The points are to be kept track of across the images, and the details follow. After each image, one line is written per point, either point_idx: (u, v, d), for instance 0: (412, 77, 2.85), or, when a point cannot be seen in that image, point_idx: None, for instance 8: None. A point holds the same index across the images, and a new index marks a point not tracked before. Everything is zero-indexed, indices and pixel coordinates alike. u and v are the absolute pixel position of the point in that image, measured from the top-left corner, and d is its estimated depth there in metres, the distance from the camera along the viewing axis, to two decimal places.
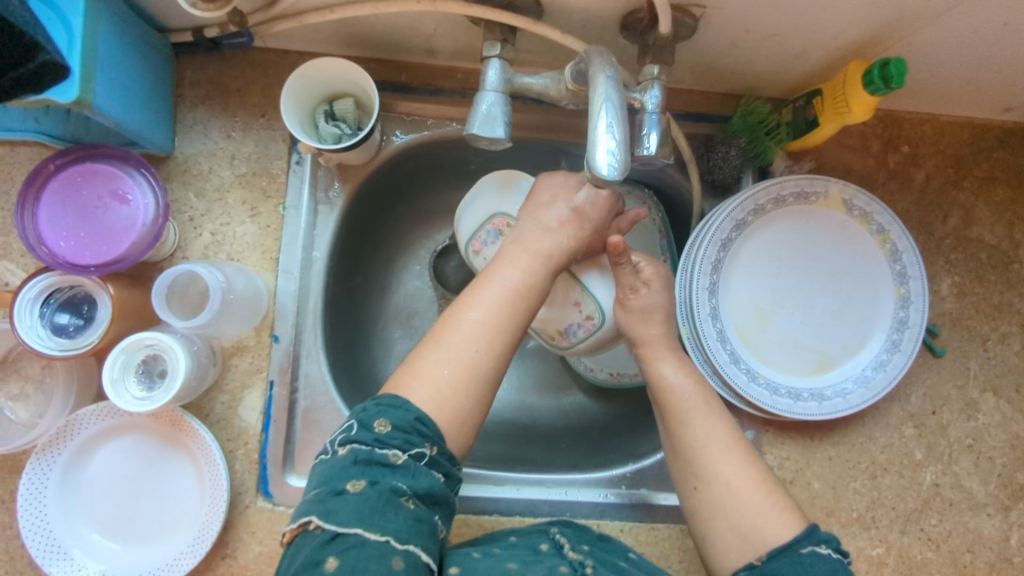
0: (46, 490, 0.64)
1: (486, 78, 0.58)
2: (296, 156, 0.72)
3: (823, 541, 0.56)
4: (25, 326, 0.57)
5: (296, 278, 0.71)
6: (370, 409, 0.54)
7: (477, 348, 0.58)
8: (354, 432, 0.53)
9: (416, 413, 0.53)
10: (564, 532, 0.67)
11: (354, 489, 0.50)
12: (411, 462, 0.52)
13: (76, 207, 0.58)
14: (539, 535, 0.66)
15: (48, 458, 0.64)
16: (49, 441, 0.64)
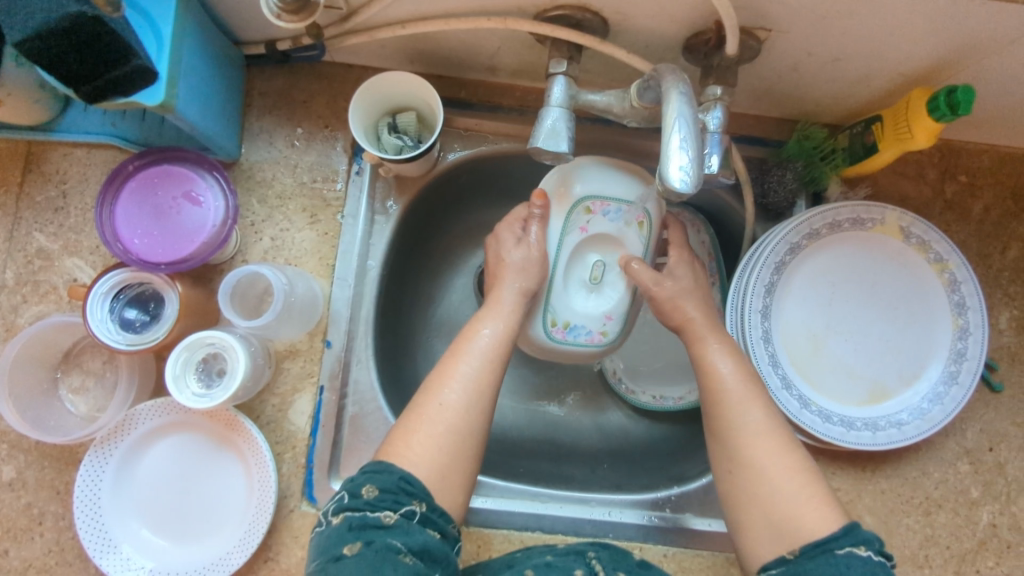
0: (102, 483, 0.65)
1: (552, 94, 0.60)
2: (356, 166, 0.74)
3: (864, 543, 0.53)
4: (96, 320, 0.59)
5: (350, 286, 0.73)
6: (358, 478, 0.56)
7: (475, 379, 0.61)
8: (346, 501, 0.55)
9: (401, 473, 0.56)
10: (601, 556, 0.65)
11: (352, 552, 0.51)
12: (402, 521, 0.53)
13: (151, 207, 0.61)
14: (575, 559, 0.64)
15: (105, 451, 0.65)
16: (107, 435, 0.65)
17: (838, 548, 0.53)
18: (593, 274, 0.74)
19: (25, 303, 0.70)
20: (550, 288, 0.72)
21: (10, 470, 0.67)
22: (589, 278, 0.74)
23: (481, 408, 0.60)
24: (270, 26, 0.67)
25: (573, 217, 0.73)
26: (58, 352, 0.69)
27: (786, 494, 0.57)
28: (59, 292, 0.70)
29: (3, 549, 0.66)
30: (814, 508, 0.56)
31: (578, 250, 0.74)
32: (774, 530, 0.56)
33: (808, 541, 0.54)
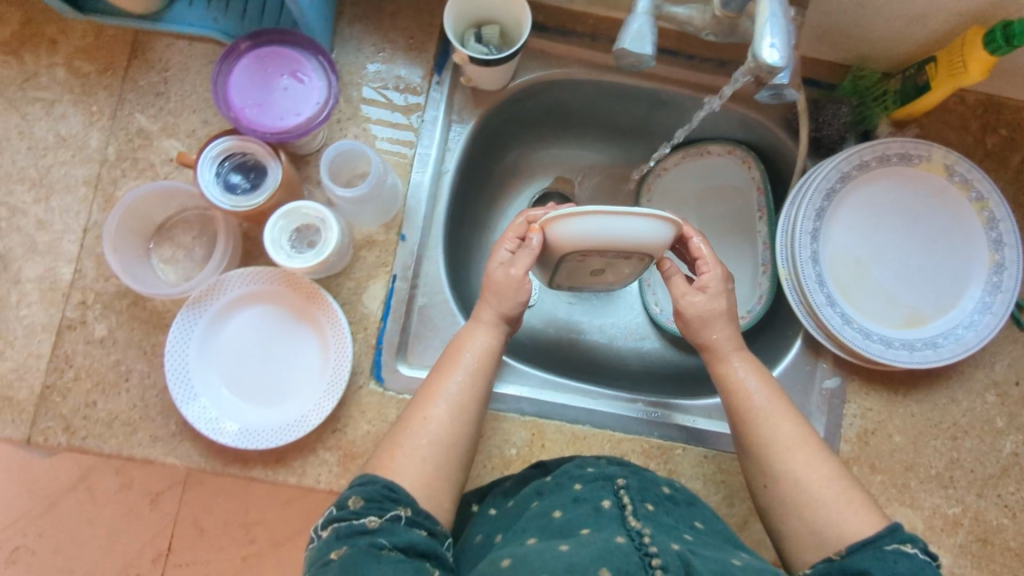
0: (190, 341, 0.70)
1: (638, 3, 0.65)
2: (437, 77, 0.79)
3: (907, 541, 0.57)
4: (205, 181, 0.64)
5: (426, 188, 0.77)
6: (346, 492, 0.59)
7: (458, 396, 0.65)
8: (333, 513, 0.57)
9: (385, 482, 0.59)
10: (629, 486, 0.63)
11: (337, 557, 0.53)
12: (385, 524, 0.56)
13: (261, 82, 0.65)
14: (604, 487, 0.63)
15: (197, 311, 0.70)
16: (200, 295, 0.70)
17: (886, 544, 0.56)
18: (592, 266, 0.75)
19: (124, 177, 0.74)
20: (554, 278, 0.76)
21: (102, 329, 0.72)
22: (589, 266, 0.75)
23: (469, 418, 0.65)
24: None
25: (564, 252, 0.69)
26: (152, 224, 0.74)
27: (812, 492, 0.62)
28: (156, 169, 0.75)
29: (93, 400, 0.71)
30: (854, 514, 0.60)
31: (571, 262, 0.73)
32: (813, 525, 0.61)
33: (856, 541, 0.58)
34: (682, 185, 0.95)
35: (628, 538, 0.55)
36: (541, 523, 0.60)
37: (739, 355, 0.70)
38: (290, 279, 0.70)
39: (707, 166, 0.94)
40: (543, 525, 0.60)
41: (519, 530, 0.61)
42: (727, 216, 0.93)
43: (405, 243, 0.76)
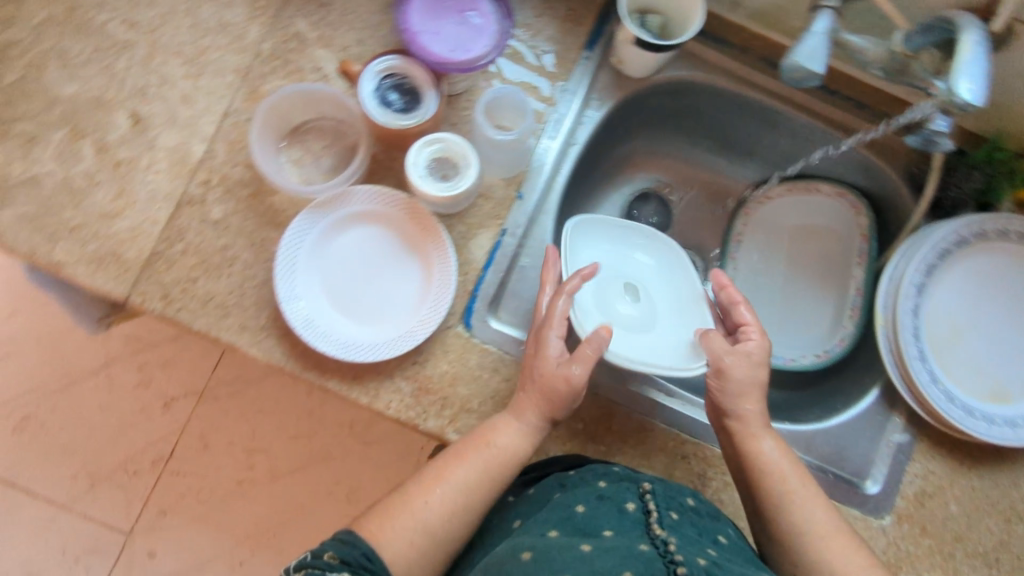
0: (304, 242, 0.71)
1: (817, 23, 0.66)
2: (587, 53, 0.81)
3: None
4: (365, 93, 0.65)
5: (553, 154, 0.79)
6: (324, 544, 0.59)
7: (465, 480, 0.64)
8: (308, 559, 0.57)
9: (366, 550, 0.59)
10: (656, 492, 0.65)
11: None
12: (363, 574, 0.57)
13: (438, 10, 0.67)
14: (629, 489, 0.64)
15: (317, 216, 0.72)
16: (325, 201, 0.72)
17: None
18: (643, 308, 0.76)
19: (272, 74, 0.76)
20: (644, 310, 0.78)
21: (218, 211, 0.74)
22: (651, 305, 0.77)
23: (479, 486, 0.65)
24: None
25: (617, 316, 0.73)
26: (288, 125, 0.75)
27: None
28: (304, 74, 0.77)
29: (194, 277, 0.72)
30: None
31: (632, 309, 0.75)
32: None
33: None
34: (781, 218, 0.96)
35: (652, 546, 0.57)
36: (561, 515, 0.62)
37: (768, 433, 0.69)
38: (413, 206, 0.72)
39: (810, 205, 0.94)
40: (564, 519, 0.62)
41: (541, 520, 0.63)
42: (821, 256, 0.94)
43: (520, 202, 0.77)
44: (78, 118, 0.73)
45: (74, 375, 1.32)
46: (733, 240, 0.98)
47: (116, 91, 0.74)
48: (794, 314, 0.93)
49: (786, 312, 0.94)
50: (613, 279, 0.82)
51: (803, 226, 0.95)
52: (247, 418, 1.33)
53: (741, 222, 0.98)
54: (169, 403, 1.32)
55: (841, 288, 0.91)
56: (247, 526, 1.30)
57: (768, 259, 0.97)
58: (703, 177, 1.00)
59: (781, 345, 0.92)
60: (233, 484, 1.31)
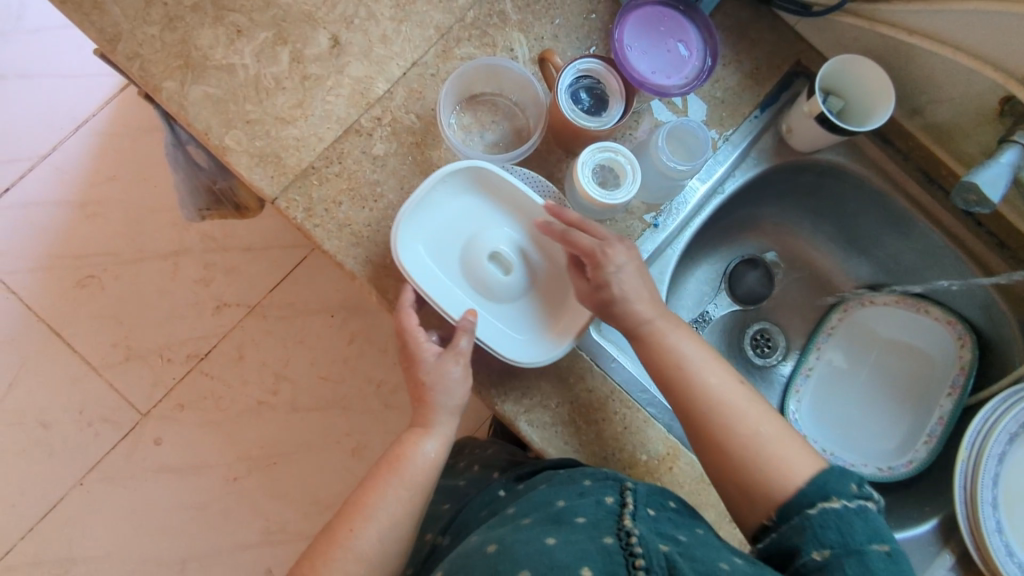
0: (441, 207, 0.74)
1: (1004, 155, 0.68)
2: (757, 113, 0.83)
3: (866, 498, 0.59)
4: (563, 86, 0.68)
5: (697, 196, 0.82)
6: None
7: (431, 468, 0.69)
8: None
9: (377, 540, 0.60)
10: (638, 490, 0.67)
11: None
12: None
13: (651, 33, 0.71)
14: (611, 486, 0.66)
15: (462, 186, 0.74)
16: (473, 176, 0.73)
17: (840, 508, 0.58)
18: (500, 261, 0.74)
19: (467, 41, 0.80)
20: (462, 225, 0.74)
21: (381, 148, 0.77)
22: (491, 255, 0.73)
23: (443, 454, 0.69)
24: None
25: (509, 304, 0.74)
26: (467, 92, 0.80)
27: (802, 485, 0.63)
28: (495, 50, 0.80)
29: (339, 200, 0.75)
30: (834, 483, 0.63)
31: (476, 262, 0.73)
32: None
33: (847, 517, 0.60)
34: (878, 324, 0.97)
35: (615, 539, 0.59)
36: (544, 509, 0.65)
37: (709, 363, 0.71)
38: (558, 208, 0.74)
39: (912, 322, 0.94)
40: (546, 511, 0.65)
41: (531, 507, 0.67)
42: (909, 378, 0.93)
43: (654, 230, 0.79)
44: (285, 26, 0.77)
45: (145, 252, 1.34)
46: (824, 330, 0.98)
47: (325, 11, 0.78)
48: (865, 420, 0.94)
49: (857, 416, 0.94)
50: (455, 233, 0.74)
51: (899, 340, 0.95)
52: (287, 345, 1.34)
53: (837, 315, 0.99)
54: (221, 307, 1.34)
55: (921, 411, 0.91)
56: (258, 445, 1.31)
57: (852, 359, 0.97)
58: (814, 264, 1.01)
59: (843, 446, 0.92)
60: (254, 402, 1.32)
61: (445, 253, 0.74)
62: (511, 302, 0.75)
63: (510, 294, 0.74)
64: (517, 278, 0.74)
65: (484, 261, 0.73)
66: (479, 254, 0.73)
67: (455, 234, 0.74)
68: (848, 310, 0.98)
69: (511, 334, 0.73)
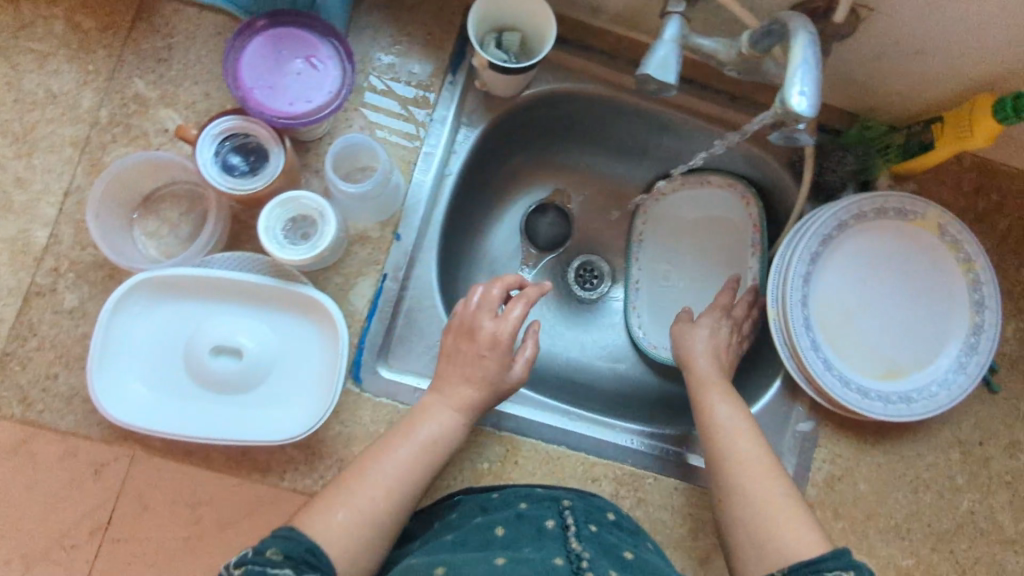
0: (138, 324, 0.65)
1: (666, 31, 0.63)
2: (451, 78, 0.77)
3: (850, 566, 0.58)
4: (203, 159, 0.62)
5: (428, 187, 0.76)
6: (268, 539, 0.55)
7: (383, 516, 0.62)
8: (248, 555, 0.53)
9: (309, 544, 0.56)
10: (574, 506, 0.67)
11: None
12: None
13: (274, 61, 0.63)
14: (550, 507, 0.67)
15: (151, 293, 0.65)
16: (156, 276, 0.65)
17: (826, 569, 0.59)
18: (228, 353, 0.66)
19: (114, 143, 0.71)
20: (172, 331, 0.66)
21: (73, 299, 0.69)
22: (213, 350, 0.65)
23: (377, 539, 0.61)
24: None
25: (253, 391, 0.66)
26: (138, 195, 0.71)
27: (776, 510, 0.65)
28: (149, 138, 0.72)
29: (53, 373, 0.67)
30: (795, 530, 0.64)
31: (199, 364, 0.65)
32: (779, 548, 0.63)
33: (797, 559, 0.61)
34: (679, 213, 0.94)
35: (565, 560, 0.59)
36: (483, 537, 0.63)
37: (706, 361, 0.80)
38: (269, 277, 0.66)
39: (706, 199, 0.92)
40: (484, 538, 0.63)
41: (460, 539, 0.63)
42: (720, 250, 0.91)
43: (399, 243, 0.75)
44: None
45: None
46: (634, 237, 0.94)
47: None
48: (695, 310, 0.91)
49: (687, 310, 0.92)
50: (168, 343, 0.66)
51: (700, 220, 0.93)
52: None
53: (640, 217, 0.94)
54: None
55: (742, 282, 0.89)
56: None
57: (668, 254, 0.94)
58: (598, 178, 0.96)
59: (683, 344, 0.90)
60: None
61: (165, 368, 0.66)
62: (259, 389, 0.66)
63: (252, 383, 0.66)
64: (252, 363, 0.66)
65: (207, 362, 0.65)
66: (200, 355, 0.65)
67: (169, 344, 0.66)
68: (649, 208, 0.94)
69: (264, 423, 0.66)
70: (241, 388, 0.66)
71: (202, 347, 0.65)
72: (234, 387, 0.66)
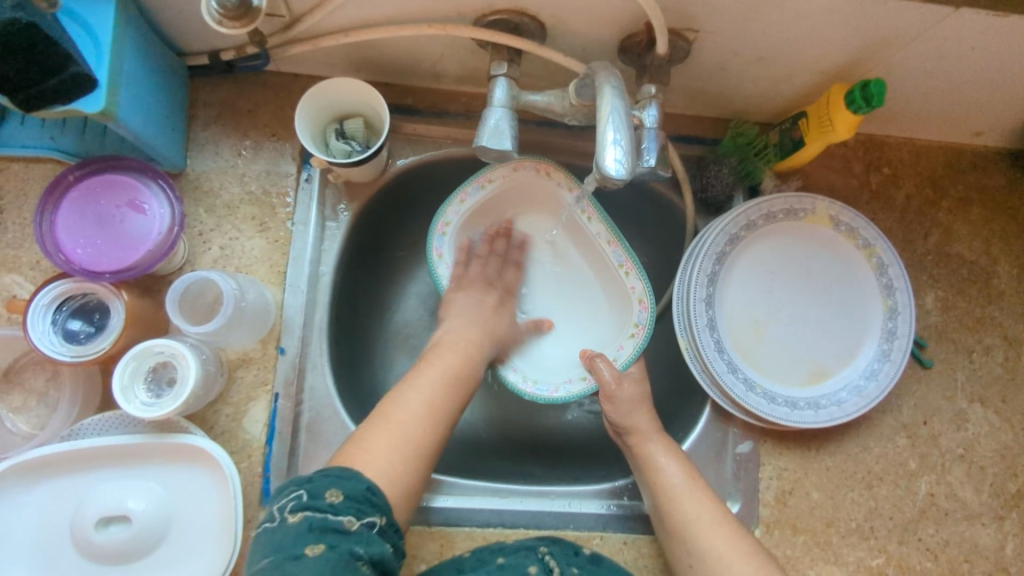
0: (20, 514, 0.62)
1: (494, 95, 0.61)
2: (306, 173, 0.74)
3: None
4: (38, 333, 0.59)
5: (303, 292, 0.72)
6: (318, 479, 0.54)
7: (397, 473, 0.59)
8: (305, 499, 0.52)
9: (368, 483, 0.55)
10: (553, 551, 0.67)
11: (313, 554, 0.49)
12: (364, 529, 0.52)
13: (95, 215, 0.62)
14: (528, 555, 0.66)
15: (26, 478, 0.62)
16: (28, 460, 0.62)
17: None
18: (114, 521, 0.62)
19: None
20: (57, 511, 0.63)
21: None
22: (97, 524, 0.61)
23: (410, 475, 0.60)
24: (212, 36, 0.67)
25: (152, 555, 0.62)
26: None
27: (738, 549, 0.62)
28: None
29: None
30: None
31: (83, 542, 0.61)
32: None
33: None
34: (517, 196, 0.80)
35: None
36: None
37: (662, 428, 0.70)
38: (151, 441, 0.63)
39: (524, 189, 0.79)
40: None
41: None
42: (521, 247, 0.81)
43: (284, 357, 0.71)
44: None
45: None
46: (439, 230, 0.75)
47: None
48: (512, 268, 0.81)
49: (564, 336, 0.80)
50: (53, 525, 0.62)
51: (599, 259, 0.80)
52: None
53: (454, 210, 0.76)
54: None
55: (622, 319, 0.78)
56: None
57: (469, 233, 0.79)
58: None
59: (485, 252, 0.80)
60: None
61: (52, 552, 0.62)
62: (157, 551, 0.62)
63: (148, 546, 0.62)
64: (142, 528, 0.62)
65: (92, 536, 0.61)
66: (84, 532, 0.61)
67: (54, 527, 0.62)
68: (600, 221, 0.77)
69: None
70: (137, 555, 0.62)
71: (84, 524, 0.61)
72: (130, 555, 0.62)
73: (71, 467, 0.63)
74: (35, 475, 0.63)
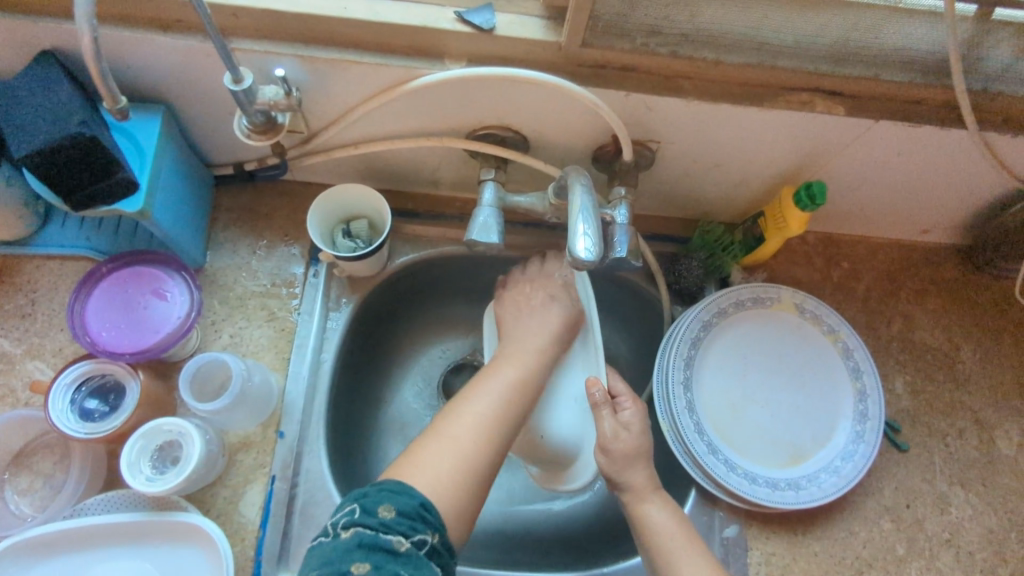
0: None
1: (483, 197, 0.69)
2: (313, 269, 0.81)
3: None
4: (58, 410, 0.63)
5: (304, 378, 0.77)
6: (374, 495, 0.57)
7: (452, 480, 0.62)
8: (358, 516, 0.56)
9: (422, 499, 0.58)
10: None
11: (358, 573, 0.52)
12: (413, 549, 0.55)
13: (122, 301, 0.68)
14: None
15: (29, 556, 0.64)
16: (32, 538, 0.64)
17: None
18: None
19: None
20: None
21: None
22: None
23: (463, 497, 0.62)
24: (239, 149, 0.77)
25: None
26: (10, 452, 0.70)
27: None
28: (17, 394, 0.72)
29: None
30: None
31: None
32: None
33: None
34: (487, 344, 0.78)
35: None
36: None
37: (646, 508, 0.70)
38: (152, 518, 0.65)
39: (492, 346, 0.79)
40: None
41: None
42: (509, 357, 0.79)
43: (283, 441, 0.74)
44: None
45: None
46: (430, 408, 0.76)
47: None
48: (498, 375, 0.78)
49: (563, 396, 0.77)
50: None
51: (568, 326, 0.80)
52: None
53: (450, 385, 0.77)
54: None
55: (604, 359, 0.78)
56: None
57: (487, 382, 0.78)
58: None
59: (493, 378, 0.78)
60: None
61: None
62: None
63: None
64: None
65: None
66: None
67: None
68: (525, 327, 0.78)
69: None
70: None
71: None
72: None
73: (72, 546, 0.65)
74: (38, 553, 0.64)
